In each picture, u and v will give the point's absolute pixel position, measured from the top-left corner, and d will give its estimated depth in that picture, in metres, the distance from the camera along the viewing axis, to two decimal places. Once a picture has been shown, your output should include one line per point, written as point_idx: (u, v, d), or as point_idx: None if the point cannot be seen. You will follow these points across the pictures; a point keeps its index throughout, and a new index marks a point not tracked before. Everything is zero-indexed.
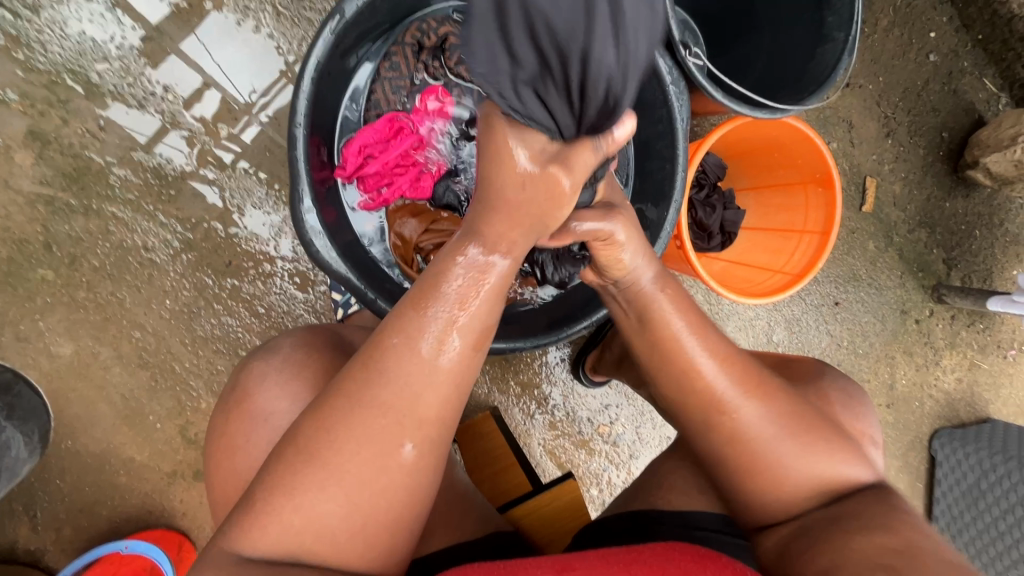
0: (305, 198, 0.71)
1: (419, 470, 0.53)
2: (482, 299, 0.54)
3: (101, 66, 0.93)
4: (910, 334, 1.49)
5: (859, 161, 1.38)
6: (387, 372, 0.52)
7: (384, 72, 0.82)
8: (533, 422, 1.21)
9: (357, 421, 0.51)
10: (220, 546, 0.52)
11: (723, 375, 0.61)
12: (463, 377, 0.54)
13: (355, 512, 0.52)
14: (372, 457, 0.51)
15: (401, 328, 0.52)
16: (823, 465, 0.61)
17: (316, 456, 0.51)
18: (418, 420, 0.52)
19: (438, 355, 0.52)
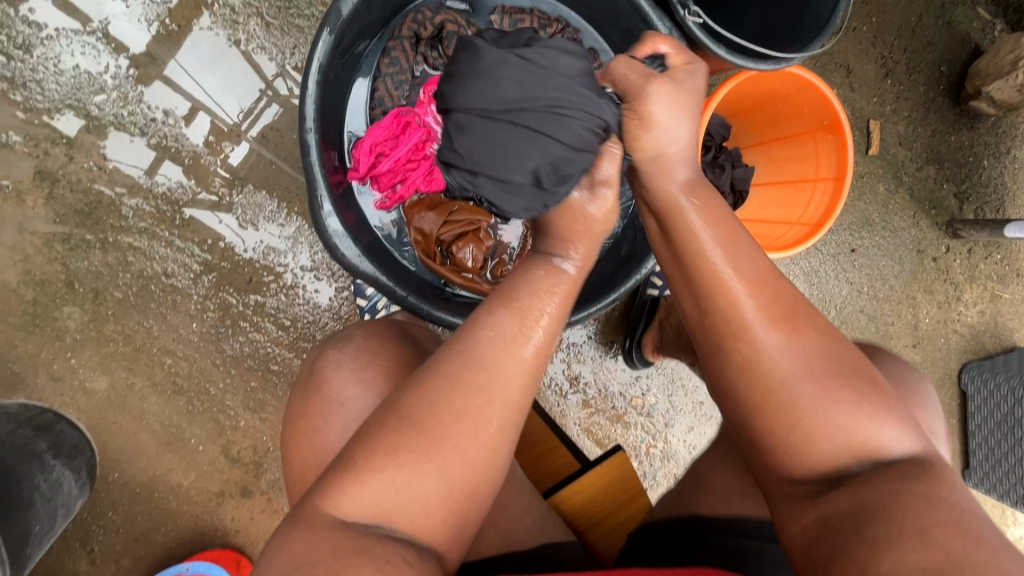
0: (325, 204, 0.71)
1: (499, 451, 0.57)
2: (561, 300, 0.61)
3: (99, 98, 0.93)
4: (929, 273, 1.49)
5: (861, 105, 1.36)
6: (484, 358, 0.57)
7: (385, 69, 0.80)
8: (567, 403, 1.22)
9: (462, 402, 0.55)
10: (313, 508, 0.53)
11: (749, 298, 0.61)
12: (542, 369, 0.60)
13: (450, 485, 0.54)
14: (467, 432, 0.55)
15: (497, 322, 0.58)
16: (858, 425, 0.59)
17: (419, 425, 0.54)
18: (507, 403, 0.56)
19: (525, 340, 0.58)
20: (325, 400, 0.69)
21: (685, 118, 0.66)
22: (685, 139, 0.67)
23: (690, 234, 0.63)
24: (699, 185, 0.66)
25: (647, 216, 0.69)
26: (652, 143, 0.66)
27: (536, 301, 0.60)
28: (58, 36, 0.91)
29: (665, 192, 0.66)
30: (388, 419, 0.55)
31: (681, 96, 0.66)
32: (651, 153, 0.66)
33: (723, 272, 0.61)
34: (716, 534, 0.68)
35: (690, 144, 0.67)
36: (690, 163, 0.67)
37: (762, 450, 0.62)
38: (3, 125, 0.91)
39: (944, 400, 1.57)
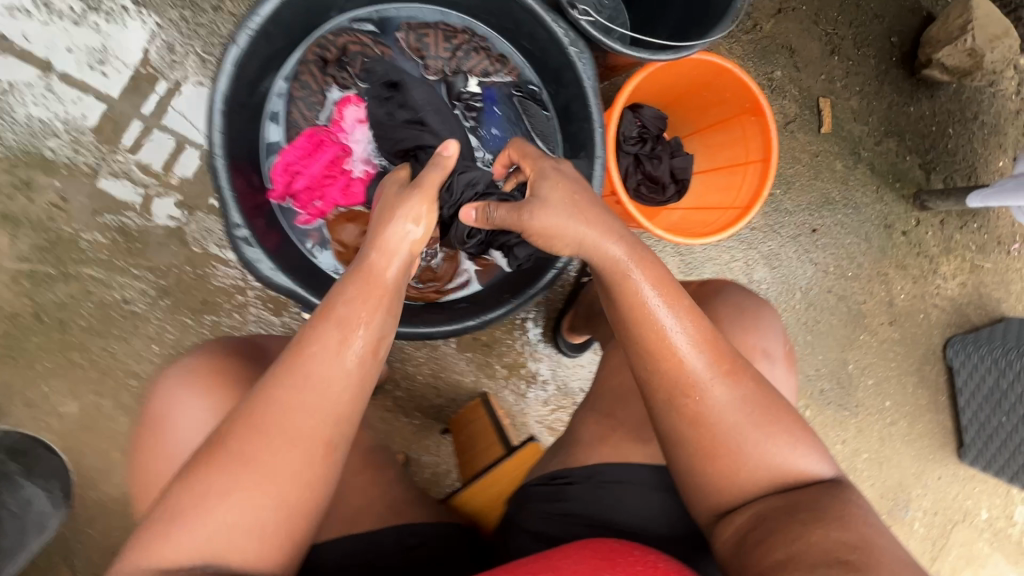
0: (237, 227, 0.74)
1: (333, 467, 0.59)
2: (381, 313, 0.63)
3: (52, 141, 1.00)
4: (899, 247, 1.45)
5: (809, 84, 1.35)
6: (310, 376, 0.58)
7: (297, 93, 0.85)
8: (527, 401, 1.24)
9: (282, 421, 0.57)
10: (134, 561, 0.53)
11: (695, 355, 0.66)
12: (369, 379, 0.62)
13: (280, 507, 0.56)
14: (293, 455, 0.57)
15: (318, 338, 0.60)
16: (784, 456, 0.68)
17: (241, 456, 0.56)
18: (336, 415, 0.59)
19: (347, 352, 0.60)
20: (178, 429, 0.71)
21: (566, 205, 0.68)
22: (586, 224, 0.68)
23: (635, 296, 0.67)
24: (640, 248, 0.69)
25: (597, 281, 0.71)
26: (566, 240, 0.70)
27: (359, 312, 0.62)
28: (11, 88, 0.99)
29: (611, 257, 0.68)
30: (209, 457, 0.56)
31: (545, 202, 0.69)
32: (573, 248, 0.70)
33: (673, 333, 0.66)
34: (580, 484, 0.83)
35: (592, 219, 0.68)
36: (609, 232, 0.68)
37: (698, 481, 0.69)
38: None
39: (932, 378, 1.53)
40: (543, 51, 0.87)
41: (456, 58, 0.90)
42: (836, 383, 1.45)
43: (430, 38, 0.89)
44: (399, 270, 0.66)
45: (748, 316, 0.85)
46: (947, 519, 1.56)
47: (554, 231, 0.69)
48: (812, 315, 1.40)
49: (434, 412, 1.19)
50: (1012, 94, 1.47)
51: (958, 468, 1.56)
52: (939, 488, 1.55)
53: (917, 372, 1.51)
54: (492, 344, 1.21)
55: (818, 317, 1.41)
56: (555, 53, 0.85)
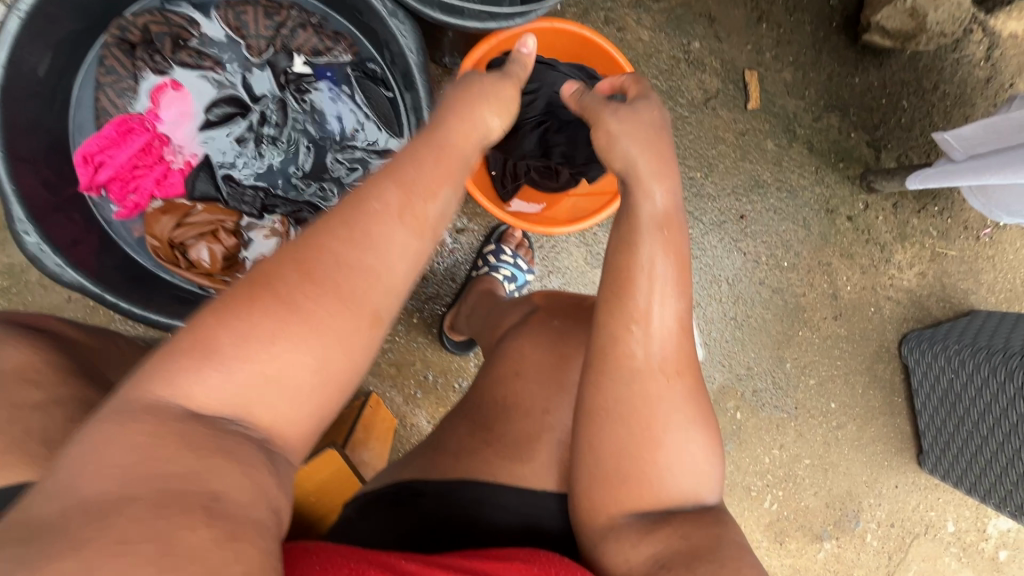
0: (18, 216, 0.67)
1: (385, 350, 0.47)
2: (452, 182, 0.51)
3: None
4: (844, 234, 1.32)
5: (733, 55, 1.22)
6: (375, 232, 0.46)
7: (104, 79, 0.81)
8: (417, 402, 1.17)
9: (340, 280, 0.44)
10: (147, 393, 0.40)
11: (679, 345, 0.62)
12: (434, 261, 0.50)
13: (320, 384, 0.43)
14: (348, 321, 0.44)
15: (385, 187, 0.47)
16: (703, 483, 0.65)
17: (292, 304, 0.42)
18: (394, 291, 0.46)
19: (410, 218, 0.47)
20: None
21: (641, 135, 0.61)
22: (647, 150, 0.61)
23: (634, 265, 0.59)
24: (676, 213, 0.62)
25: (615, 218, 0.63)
26: (618, 157, 0.63)
27: (426, 174, 0.49)
28: None
29: (639, 211, 0.61)
30: (252, 290, 0.43)
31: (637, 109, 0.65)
32: (622, 168, 0.63)
33: (658, 307, 0.60)
34: (429, 499, 0.75)
35: (660, 159, 0.61)
36: (661, 171, 0.61)
37: (615, 483, 0.64)
38: None
39: (888, 378, 1.39)
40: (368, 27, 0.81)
41: (280, 36, 0.83)
42: (773, 383, 1.32)
43: (248, 15, 0.82)
44: (475, 143, 0.56)
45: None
46: (905, 531, 1.43)
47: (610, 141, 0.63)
48: (741, 309, 1.29)
49: None
50: (981, 61, 1.30)
51: (918, 476, 1.42)
52: (895, 498, 1.42)
53: (869, 372, 1.38)
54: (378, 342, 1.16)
55: (749, 311, 1.29)
56: (378, 25, 0.78)
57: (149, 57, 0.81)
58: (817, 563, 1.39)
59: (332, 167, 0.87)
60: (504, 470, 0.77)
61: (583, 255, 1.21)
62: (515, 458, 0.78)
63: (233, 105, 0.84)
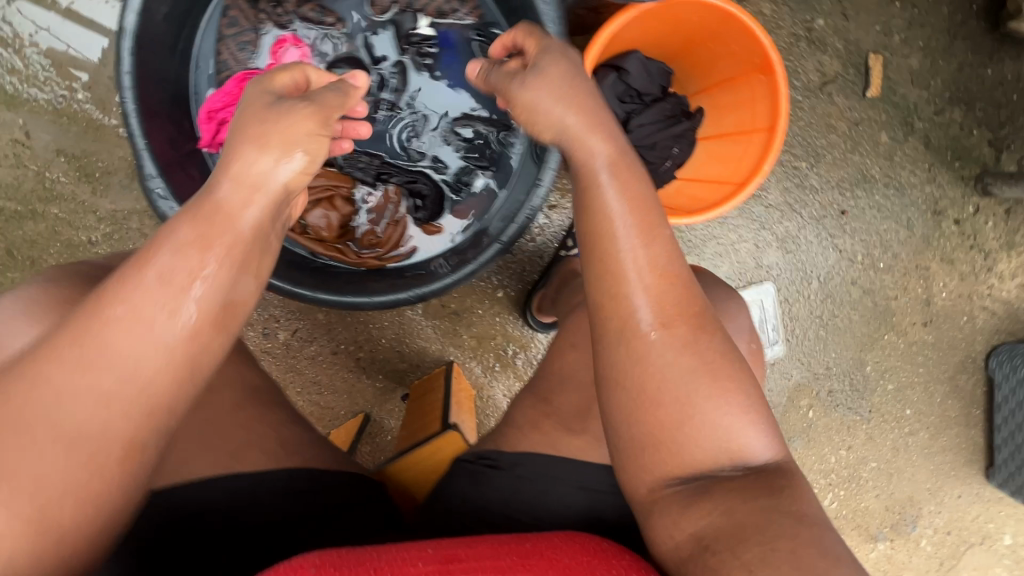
0: (147, 169, 0.68)
1: (144, 467, 0.44)
2: (231, 259, 0.46)
3: (10, 77, 0.97)
4: (948, 238, 1.25)
5: (859, 36, 1.13)
6: (109, 353, 0.42)
7: (226, 30, 0.78)
8: (495, 375, 1.19)
9: (61, 414, 0.40)
10: None
11: (658, 290, 0.59)
12: (204, 360, 0.45)
13: (44, 532, 0.41)
14: (80, 460, 0.41)
15: (130, 288, 0.43)
16: (740, 434, 0.58)
17: (5, 461, 0.39)
18: (161, 398, 0.43)
19: (163, 323, 0.43)
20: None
21: (559, 83, 0.63)
22: (575, 105, 0.63)
23: (598, 203, 0.61)
24: (625, 161, 0.63)
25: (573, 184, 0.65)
26: (549, 123, 0.65)
27: (185, 261, 0.44)
28: None
29: (591, 156, 0.62)
30: None
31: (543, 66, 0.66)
32: (556, 134, 0.64)
33: (627, 256, 0.59)
34: (502, 475, 0.69)
35: (585, 111, 0.63)
36: (594, 125, 0.63)
37: (636, 455, 0.59)
38: None
39: (968, 389, 1.35)
40: None
41: None
42: (849, 385, 1.30)
43: None
44: (260, 209, 0.49)
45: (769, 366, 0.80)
46: (961, 540, 1.41)
47: (533, 105, 0.65)
48: (829, 308, 1.25)
49: (397, 376, 1.16)
50: None
51: (983, 488, 1.39)
52: (956, 507, 1.39)
53: (950, 381, 1.33)
54: (461, 313, 1.16)
55: (836, 310, 1.25)
56: None
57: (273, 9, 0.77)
58: (869, 563, 1.38)
59: (447, 137, 0.85)
60: (568, 445, 0.70)
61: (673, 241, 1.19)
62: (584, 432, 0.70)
63: (354, 67, 0.81)
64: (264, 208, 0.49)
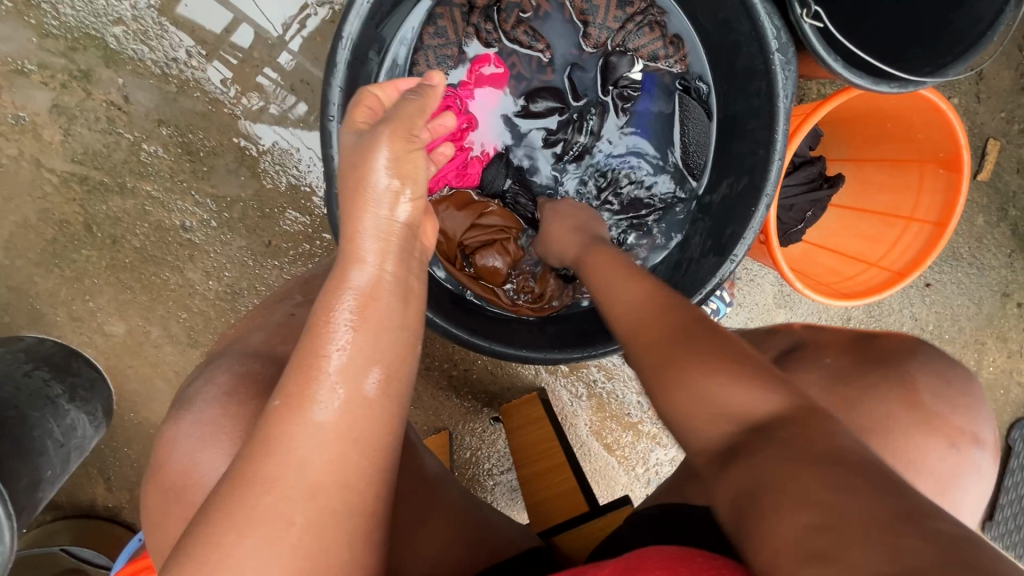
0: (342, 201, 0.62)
1: (326, 553, 0.39)
2: (368, 332, 0.43)
3: (117, 29, 0.84)
4: (1007, 318, 1.30)
5: (983, 120, 1.16)
6: (274, 439, 0.40)
7: (428, 40, 0.72)
8: (580, 404, 1.18)
9: (227, 516, 0.37)
10: None
11: (637, 312, 0.54)
12: (369, 429, 0.42)
13: None
14: (259, 552, 0.37)
15: (283, 385, 0.42)
16: (746, 409, 0.43)
17: (188, 570, 0.36)
18: (313, 488, 0.39)
19: (313, 403, 0.41)
20: (173, 488, 0.52)
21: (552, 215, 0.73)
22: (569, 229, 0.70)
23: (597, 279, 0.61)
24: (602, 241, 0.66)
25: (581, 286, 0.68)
26: (556, 244, 0.72)
27: (322, 337, 0.43)
28: None
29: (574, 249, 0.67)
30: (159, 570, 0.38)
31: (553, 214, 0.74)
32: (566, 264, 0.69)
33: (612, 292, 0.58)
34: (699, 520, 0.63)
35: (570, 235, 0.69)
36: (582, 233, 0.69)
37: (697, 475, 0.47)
38: (19, 51, 0.83)
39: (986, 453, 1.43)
40: (732, 45, 0.70)
41: (624, 32, 0.76)
42: None
43: (601, 1, 0.75)
44: (391, 260, 0.46)
45: (957, 393, 0.60)
46: None
47: (546, 237, 0.73)
48: None
49: (486, 398, 1.13)
50: None
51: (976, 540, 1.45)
52: None
53: None
54: None
55: None
56: (750, 52, 0.68)
57: (486, 26, 0.74)
58: None
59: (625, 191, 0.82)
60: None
61: (774, 292, 1.14)
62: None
63: (555, 100, 0.78)
64: (389, 271, 0.46)
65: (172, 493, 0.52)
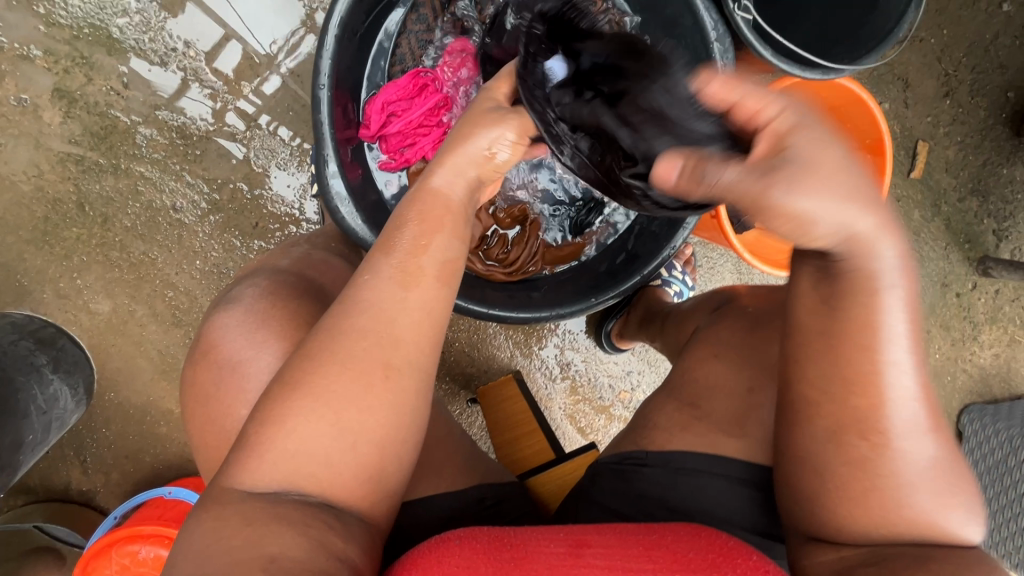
0: (330, 162, 0.69)
1: (400, 392, 0.53)
2: (438, 234, 0.57)
3: (121, 20, 0.91)
4: (949, 308, 1.39)
5: (913, 124, 1.29)
6: (364, 302, 0.54)
7: (412, 24, 0.79)
8: (553, 387, 1.22)
9: (331, 349, 0.53)
10: (221, 487, 0.51)
11: (903, 399, 0.47)
12: (436, 307, 0.56)
13: (344, 437, 0.51)
14: (354, 379, 0.52)
15: (370, 265, 0.56)
16: (946, 519, 0.49)
17: (299, 386, 0.52)
18: (393, 341, 0.53)
19: (392, 274, 0.55)
20: (219, 366, 0.65)
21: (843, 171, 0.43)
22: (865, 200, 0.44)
23: (872, 323, 0.46)
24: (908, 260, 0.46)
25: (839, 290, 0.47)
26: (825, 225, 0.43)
27: (408, 235, 0.56)
28: None
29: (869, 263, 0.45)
30: (279, 385, 0.53)
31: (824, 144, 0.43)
32: (832, 244, 0.44)
33: (895, 362, 0.47)
34: (654, 470, 0.67)
35: (871, 202, 0.44)
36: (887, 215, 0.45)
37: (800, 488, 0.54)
38: (27, 38, 0.90)
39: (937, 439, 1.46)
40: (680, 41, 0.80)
41: None
42: None
43: None
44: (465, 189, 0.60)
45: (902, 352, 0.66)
46: None
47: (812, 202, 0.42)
48: None
49: (463, 380, 1.17)
50: None
51: None
52: None
53: None
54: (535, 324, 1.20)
55: None
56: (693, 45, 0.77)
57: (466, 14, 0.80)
58: None
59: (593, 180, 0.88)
60: (724, 448, 0.66)
61: (732, 281, 1.21)
62: (741, 435, 0.66)
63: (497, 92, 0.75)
64: (458, 190, 0.59)
65: (215, 370, 0.66)
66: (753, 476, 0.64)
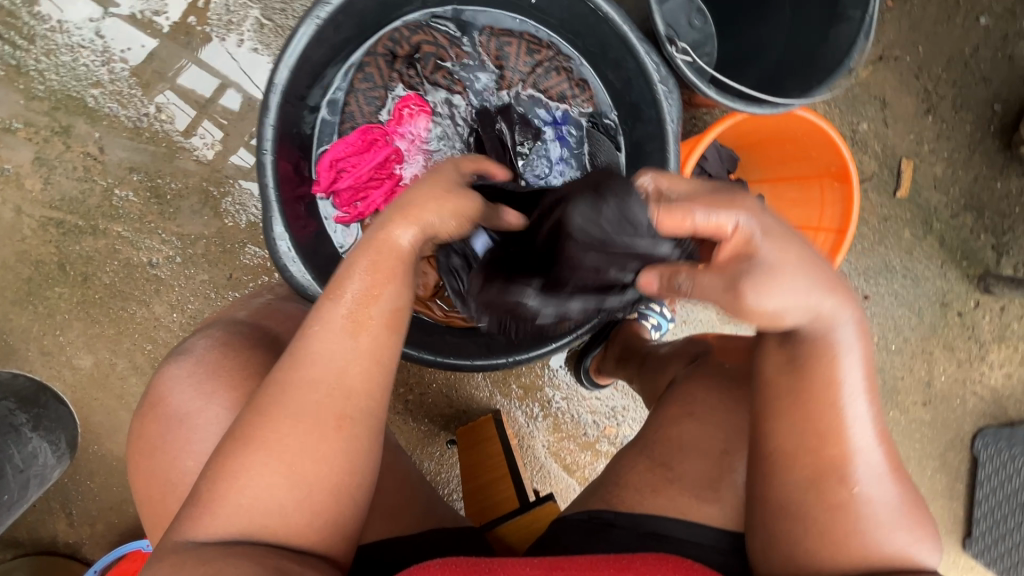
0: (277, 221, 0.69)
1: (356, 438, 0.52)
2: (391, 282, 0.55)
3: (95, 90, 0.95)
4: (951, 328, 1.33)
5: (894, 142, 1.27)
6: (315, 353, 0.53)
7: (359, 84, 0.83)
8: (535, 425, 1.20)
9: (283, 399, 0.51)
10: (172, 541, 0.50)
11: (861, 448, 0.53)
12: (389, 352, 0.55)
13: (300, 487, 0.50)
14: (310, 428, 0.51)
15: (318, 313, 0.54)
16: (910, 551, 0.54)
17: (254, 439, 0.50)
18: (346, 391, 0.52)
19: (342, 325, 0.53)
20: (169, 419, 0.67)
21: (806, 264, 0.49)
22: (825, 284, 0.50)
23: (829, 386, 0.52)
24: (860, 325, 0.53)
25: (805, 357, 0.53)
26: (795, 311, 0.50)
27: (360, 280, 0.54)
28: (61, 28, 0.94)
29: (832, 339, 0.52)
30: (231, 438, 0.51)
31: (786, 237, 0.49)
32: (802, 323, 0.51)
33: (855, 419, 0.53)
34: (625, 532, 0.64)
35: (831, 285, 0.51)
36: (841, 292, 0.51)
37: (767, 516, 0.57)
38: (9, 112, 0.95)
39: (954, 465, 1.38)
40: (626, 82, 0.80)
41: (534, 75, 0.86)
42: None
43: (512, 49, 0.85)
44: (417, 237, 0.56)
45: None
46: None
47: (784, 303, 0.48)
48: None
49: (443, 421, 1.17)
50: None
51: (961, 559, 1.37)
52: None
53: (937, 460, 1.35)
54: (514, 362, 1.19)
55: None
56: (640, 85, 0.77)
57: (410, 72, 0.84)
58: None
59: None
60: (677, 498, 0.65)
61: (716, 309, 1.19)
62: (716, 500, 0.65)
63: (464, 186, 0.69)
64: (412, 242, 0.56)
65: (162, 422, 0.67)
66: (720, 537, 0.63)
